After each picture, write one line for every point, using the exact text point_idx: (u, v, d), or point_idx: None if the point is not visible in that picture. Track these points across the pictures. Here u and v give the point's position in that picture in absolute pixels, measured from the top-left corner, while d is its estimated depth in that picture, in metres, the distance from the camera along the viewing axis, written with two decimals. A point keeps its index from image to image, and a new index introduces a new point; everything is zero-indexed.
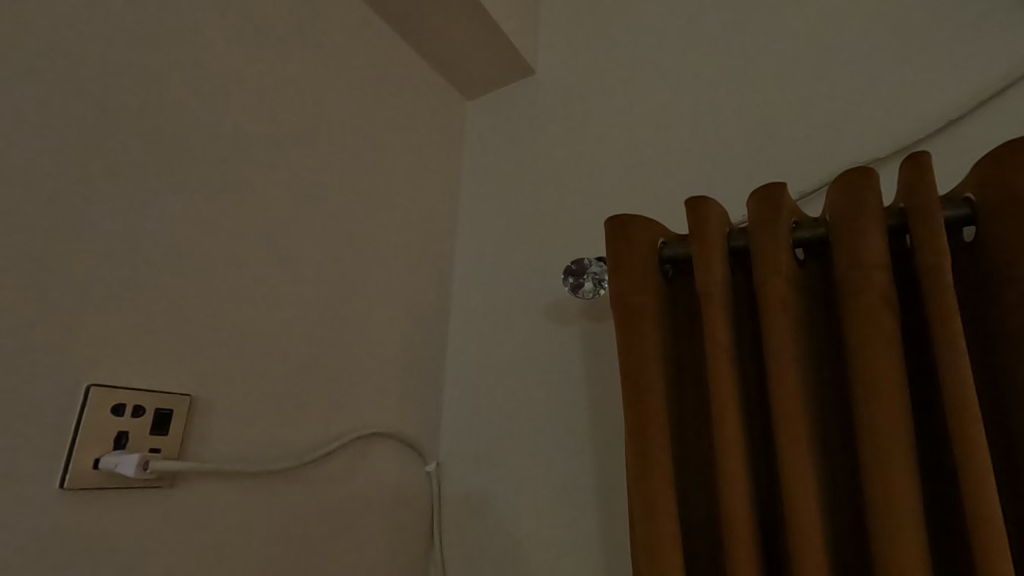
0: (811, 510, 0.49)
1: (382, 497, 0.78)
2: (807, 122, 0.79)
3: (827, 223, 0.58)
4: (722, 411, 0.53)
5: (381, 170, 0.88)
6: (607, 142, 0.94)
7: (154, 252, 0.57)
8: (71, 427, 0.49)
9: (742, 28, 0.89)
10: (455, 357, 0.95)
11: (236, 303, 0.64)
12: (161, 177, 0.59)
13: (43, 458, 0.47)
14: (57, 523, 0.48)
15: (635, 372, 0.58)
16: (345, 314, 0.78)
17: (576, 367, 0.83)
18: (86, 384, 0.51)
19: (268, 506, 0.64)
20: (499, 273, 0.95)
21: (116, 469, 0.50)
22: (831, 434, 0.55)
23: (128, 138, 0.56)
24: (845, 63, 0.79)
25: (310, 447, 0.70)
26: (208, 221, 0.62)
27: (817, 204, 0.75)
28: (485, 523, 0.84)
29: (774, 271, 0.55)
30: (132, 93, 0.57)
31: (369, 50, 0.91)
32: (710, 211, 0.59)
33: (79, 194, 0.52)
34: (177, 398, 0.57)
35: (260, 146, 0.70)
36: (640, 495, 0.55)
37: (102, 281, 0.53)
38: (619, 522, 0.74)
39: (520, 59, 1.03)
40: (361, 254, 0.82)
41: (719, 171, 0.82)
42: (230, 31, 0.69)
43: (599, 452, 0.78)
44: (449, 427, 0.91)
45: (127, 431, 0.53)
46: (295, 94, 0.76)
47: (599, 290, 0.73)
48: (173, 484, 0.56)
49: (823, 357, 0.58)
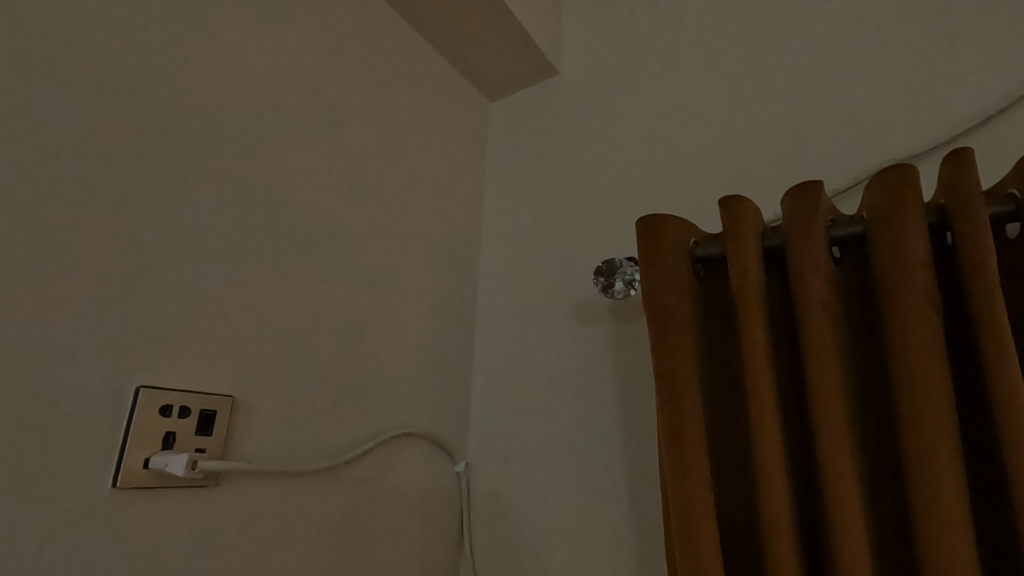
0: (856, 512, 0.49)
1: (414, 496, 0.79)
2: (839, 118, 0.77)
3: (864, 220, 0.57)
4: (761, 411, 0.53)
5: (407, 171, 0.89)
6: (633, 142, 0.93)
7: (194, 256, 0.59)
8: (122, 426, 0.51)
9: (770, 24, 0.88)
10: (483, 358, 0.95)
11: (270, 306, 0.66)
12: (199, 184, 0.60)
13: (96, 458, 0.49)
14: (110, 522, 0.49)
15: (670, 372, 0.58)
16: (375, 316, 0.79)
17: (605, 366, 0.83)
18: (135, 385, 0.52)
19: (305, 505, 0.65)
20: (525, 273, 0.95)
21: (165, 469, 0.52)
22: (871, 434, 0.55)
23: (168, 146, 0.58)
24: (878, 57, 0.78)
25: (343, 448, 0.71)
26: (242, 225, 0.64)
27: (853, 201, 0.74)
28: (514, 523, 0.84)
29: (812, 269, 0.55)
30: (167, 100, 0.59)
31: (394, 53, 0.92)
32: (744, 210, 0.59)
33: (121, 201, 0.54)
34: (220, 398, 0.59)
35: (290, 151, 0.71)
36: (677, 494, 0.55)
37: (147, 285, 0.54)
38: (653, 524, 0.74)
39: (543, 59, 1.03)
40: (389, 256, 0.83)
41: (748, 169, 0.81)
42: (260, 40, 0.71)
43: (630, 452, 0.78)
44: (477, 427, 0.92)
45: (174, 431, 0.54)
46: (324, 100, 0.78)
47: (630, 290, 0.73)
48: (217, 484, 0.57)
49: (862, 356, 0.57)
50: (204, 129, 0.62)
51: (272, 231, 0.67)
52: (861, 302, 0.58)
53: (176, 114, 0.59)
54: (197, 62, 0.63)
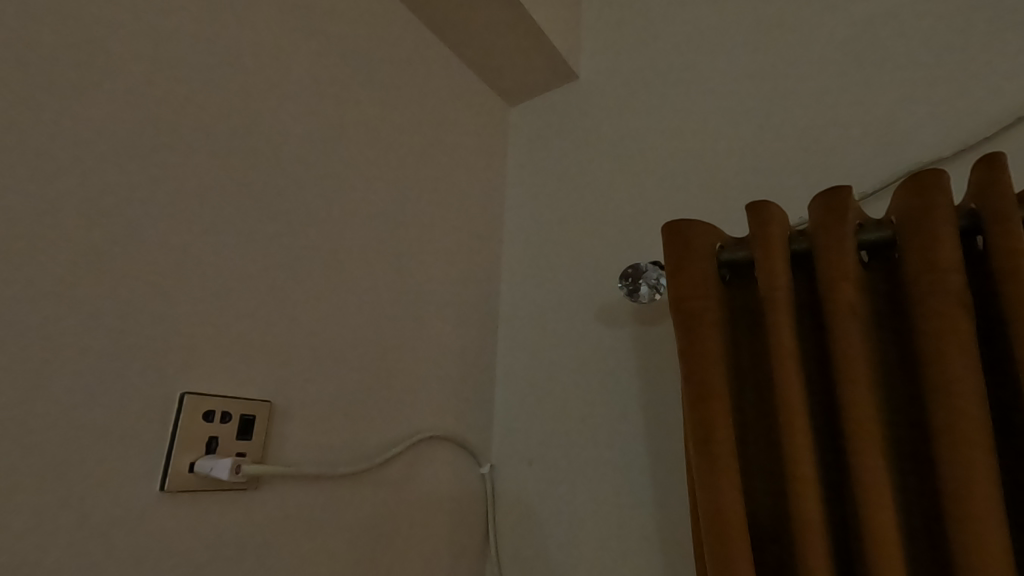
0: (887, 514, 0.49)
1: (440, 499, 0.80)
2: (864, 121, 0.77)
3: (893, 225, 0.58)
4: (792, 414, 0.53)
5: (430, 177, 0.91)
6: (654, 145, 0.94)
7: (229, 266, 0.60)
8: (169, 431, 0.53)
9: (792, 26, 0.88)
10: (506, 362, 0.96)
11: (301, 313, 0.67)
12: (233, 195, 0.62)
13: (145, 462, 0.51)
14: (158, 523, 0.51)
15: (698, 376, 0.59)
16: (400, 321, 0.80)
17: (629, 370, 0.83)
18: (180, 392, 0.54)
19: (338, 507, 0.67)
20: (546, 277, 0.96)
21: (210, 472, 0.54)
22: (901, 438, 0.55)
23: (204, 159, 0.60)
24: (901, 59, 0.77)
25: (372, 452, 0.72)
26: (272, 234, 0.66)
27: (880, 204, 0.73)
28: (539, 525, 0.85)
29: (841, 273, 0.55)
30: (203, 114, 0.61)
31: (417, 60, 0.93)
32: (772, 215, 0.59)
33: (159, 213, 0.55)
34: (259, 403, 0.60)
35: (318, 160, 0.73)
36: (706, 498, 0.55)
37: (188, 294, 0.56)
38: (679, 528, 0.75)
39: (563, 64, 1.04)
40: (413, 261, 0.84)
41: (771, 173, 0.81)
42: (289, 51, 0.72)
43: (656, 455, 0.78)
44: (500, 430, 0.93)
45: (217, 437, 0.56)
46: (349, 109, 0.79)
47: (656, 294, 0.73)
48: (256, 487, 0.59)
49: (890, 359, 0.57)
50: (236, 140, 0.64)
51: (302, 239, 0.69)
52: (890, 307, 0.58)
53: (209, 125, 0.61)
54: (229, 74, 0.64)
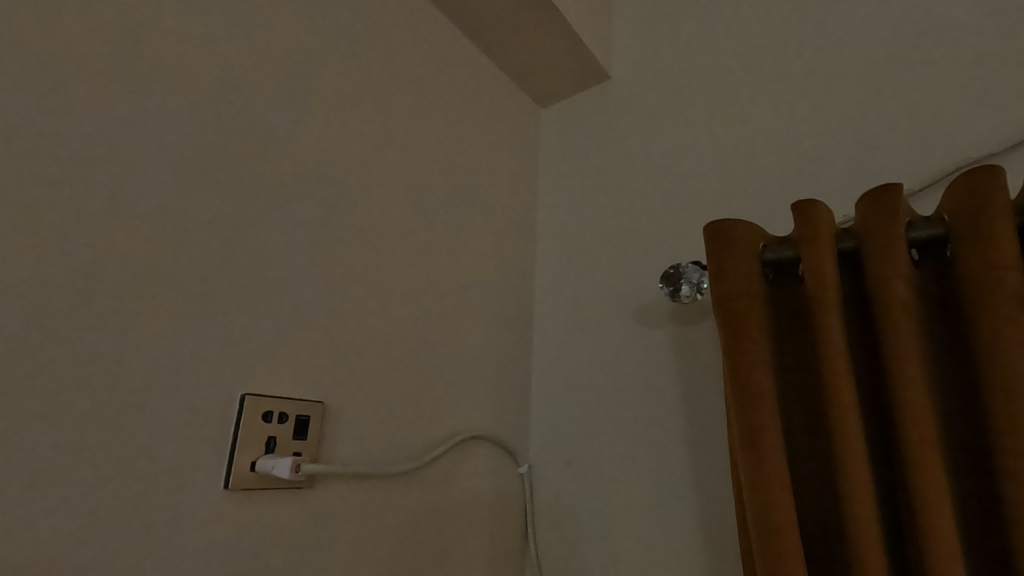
0: (947, 515, 0.48)
1: (481, 498, 0.81)
2: (909, 116, 0.76)
3: (944, 222, 0.57)
4: (843, 414, 0.53)
5: (465, 179, 0.92)
6: (688, 144, 0.93)
7: (279, 272, 0.63)
8: (231, 431, 0.56)
9: (830, 21, 0.87)
10: (542, 363, 0.97)
11: (346, 316, 0.69)
12: (281, 202, 0.64)
13: (209, 461, 0.54)
14: (221, 519, 0.54)
15: (745, 376, 0.59)
16: (439, 322, 0.81)
17: (668, 369, 0.83)
18: (241, 393, 0.57)
19: (383, 506, 0.68)
20: (582, 278, 0.97)
21: (271, 471, 0.56)
22: (955, 437, 0.54)
23: (254, 168, 0.62)
24: (945, 52, 0.76)
25: (417, 452, 0.74)
26: (317, 240, 0.67)
27: (930, 201, 0.72)
28: (577, 525, 0.85)
29: (893, 272, 0.54)
30: (251, 125, 0.63)
31: (451, 64, 0.95)
32: (819, 213, 0.59)
33: (214, 221, 0.58)
34: (313, 404, 0.63)
35: (358, 166, 0.75)
36: (755, 499, 0.55)
37: (242, 301, 0.59)
38: (722, 531, 0.74)
39: (595, 64, 1.04)
40: (451, 264, 0.85)
41: (810, 171, 0.81)
42: (329, 60, 0.74)
43: (697, 456, 0.78)
44: (538, 431, 0.93)
45: (275, 436, 0.59)
46: (387, 115, 0.81)
47: (697, 293, 0.73)
48: (310, 486, 0.61)
49: (943, 357, 0.56)
50: (282, 148, 0.66)
51: (346, 245, 0.71)
52: (942, 306, 0.58)
53: (255, 135, 0.63)
54: (272, 85, 0.66)
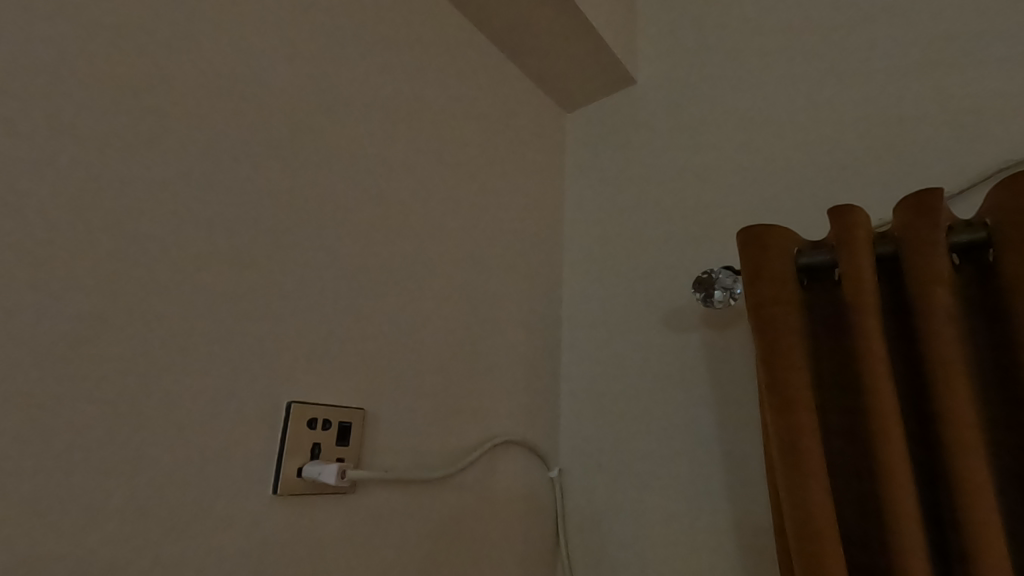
0: (994, 520, 0.48)
1: (513, 501, 0.82)
2: (944, 118, 0.75)
3: (987, 226, 0.56)
4: (884, 419, 0.53)
5: (493, 185, 0.93)
6: (715, 148, 0.93)
7: (316, 282, 0.64)
8: (278, 438, 0.58)
9: (860, 23, 0.86)
10: (571, 368, 0.97)
11: (380, 324, 0.70)
12: (317, 214, 0.66)
13: (257, 467, 0.56)
14: (268, 522, 0.56)
15: (782, 380, 0.59)
16: (469, 328, 0.82)
17: (699, 374, 0.83)
18: (286, 401, 0.59)
19: (419, 510, 0.70)
20: (609, 283, 0.97)
21: (318, 477, 0.58)
22: (999, 442, 0.54)
23: (291, 182, 0.64)
24: (980, 53, 0.75)
25: (450, 457, 0.75)
26: (351, 251, 0.69)
27: (970, 203, 0.71)
28: (608, 529, 0.85)
29: (934, 276, 0.54)
30: (287, 139, 0.65)
31: (477, 72, 0.96)
32: (857, 218, 0.58)
33: (255, 233, 0.60)
34: (353, 411, 0.65)
35: (389, 176, 0.76)
36: (794, 506, 0.55)
37: (282, 310, 0.61)
38: (758, 537, 0.73)
39: (620, 68, 1.04)
40: (480, 270, 0.86)
41: (841, 174, 0.80)
42: (360, 73, 0.76)
43: (731, 462, 0.78)
44: (567, 435, 0.94)
45: (319, 443, 0.60)
46: (415, 124, 0.82)
47: (731, 299, 0.73)
48: (351, 491, 0.63)
49: (986, 361, 0.56)
50: (316, 161, 0.67)
51: (379, 254, 0.72)
52: (984, 310, 0.57)
53: (291, 149, 0.65)
54: (305, 98, 0.68)
